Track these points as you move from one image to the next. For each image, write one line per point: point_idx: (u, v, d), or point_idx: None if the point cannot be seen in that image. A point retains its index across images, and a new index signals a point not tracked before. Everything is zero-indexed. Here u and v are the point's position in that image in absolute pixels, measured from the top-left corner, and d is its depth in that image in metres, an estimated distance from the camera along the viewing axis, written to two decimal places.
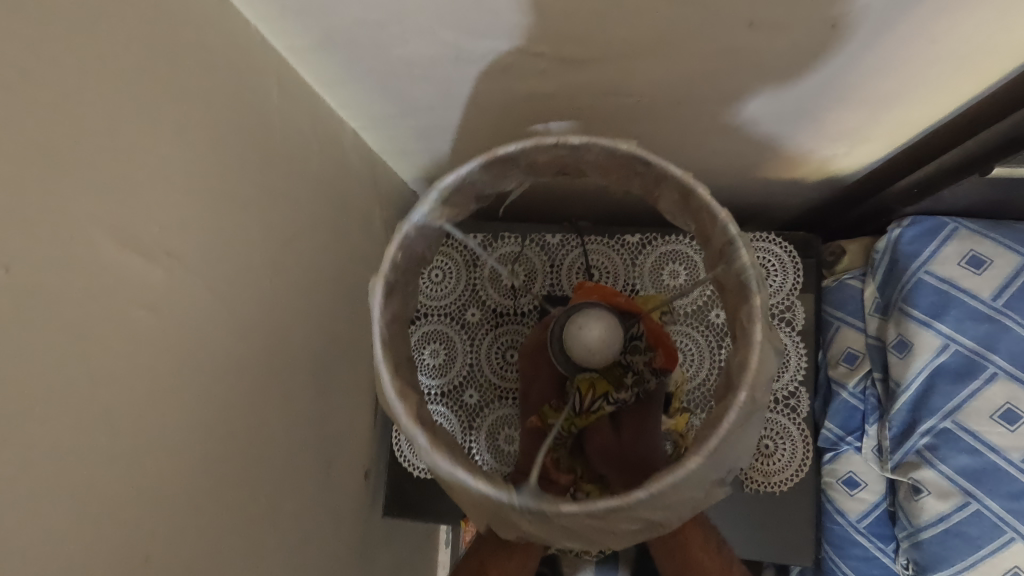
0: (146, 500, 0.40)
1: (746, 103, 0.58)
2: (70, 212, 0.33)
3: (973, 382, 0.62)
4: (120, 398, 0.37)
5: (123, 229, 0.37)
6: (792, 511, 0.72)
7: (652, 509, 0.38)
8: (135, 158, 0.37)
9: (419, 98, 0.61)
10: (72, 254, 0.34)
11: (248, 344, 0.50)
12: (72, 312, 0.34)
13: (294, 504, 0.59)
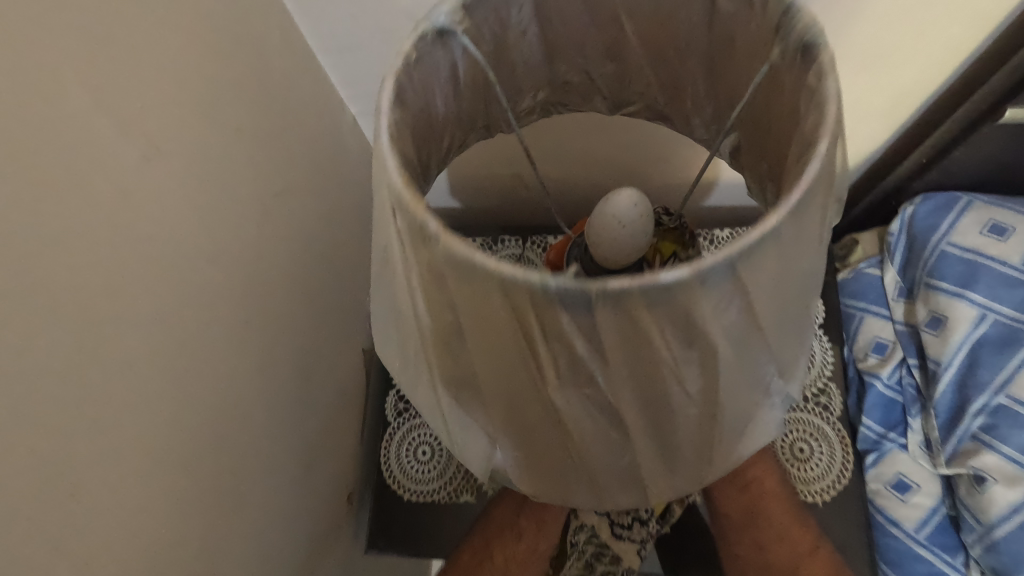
0: (80, 422, 0.32)
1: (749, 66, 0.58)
2: (36, 48, 0.30)
3: (1021, 351, 0.57)
4: (69, 287, 0.32)
5: (97, 98, 0.33)
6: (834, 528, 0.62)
7: (724, 295, 0.24)
8: (120, 32, 0.35)
9: None
10: (31, 97, 0.30)
11: (224, 282, 0.44)
12: (23, 159, 0.29)
13: (261, 497, 0.50)
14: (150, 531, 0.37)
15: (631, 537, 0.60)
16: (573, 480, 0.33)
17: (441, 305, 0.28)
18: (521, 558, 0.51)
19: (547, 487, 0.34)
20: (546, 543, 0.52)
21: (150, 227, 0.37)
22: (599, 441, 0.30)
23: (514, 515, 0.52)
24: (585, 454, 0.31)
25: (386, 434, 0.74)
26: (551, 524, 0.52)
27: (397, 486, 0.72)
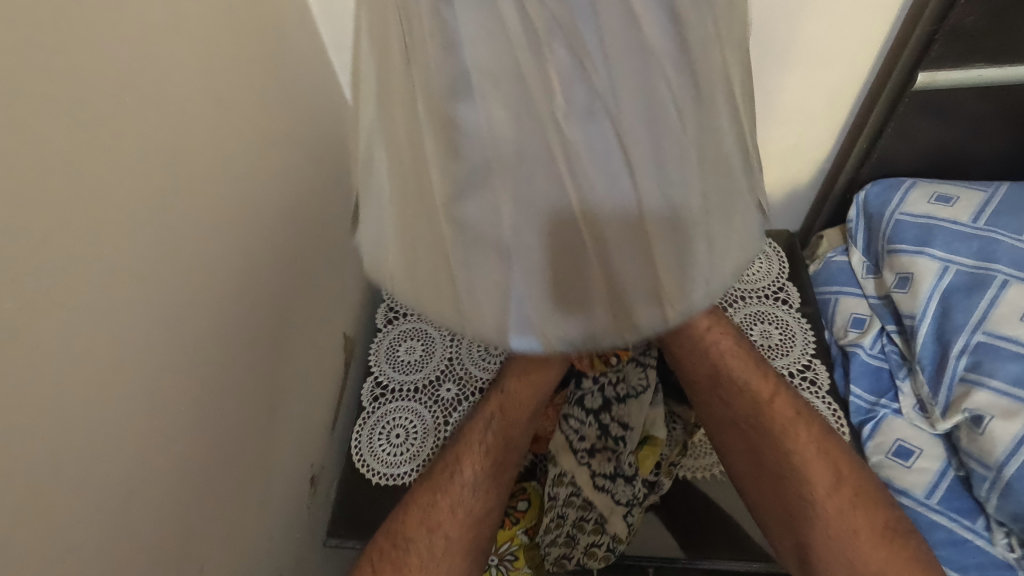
0: (95, 202, 0.33)
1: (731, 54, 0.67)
2: None
3: (987, 293, 0.59)
4: (114, 82, 0.35)
5: None
6: None
7: None
8: None
9: None
10: None
11: (230, 167, 0.47)
12: None
13: (234, 404, 0.47)
14: (130, 354, 0.36)
15: (616, 498, 0.56)
16: (636, 302, 0.22)
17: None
18: (491, 473, 0.49)
19: (605, 327, 0.22)
20: (514, 456, 0.50)
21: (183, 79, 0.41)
22: (652, 210, 0.21)
23: (483, 429, 0.50)
24: (629, 244, 0.21)
25: (360, 418, 0.71)
26: (518, 438, 0.50)
27: (368, 470, 0.67)
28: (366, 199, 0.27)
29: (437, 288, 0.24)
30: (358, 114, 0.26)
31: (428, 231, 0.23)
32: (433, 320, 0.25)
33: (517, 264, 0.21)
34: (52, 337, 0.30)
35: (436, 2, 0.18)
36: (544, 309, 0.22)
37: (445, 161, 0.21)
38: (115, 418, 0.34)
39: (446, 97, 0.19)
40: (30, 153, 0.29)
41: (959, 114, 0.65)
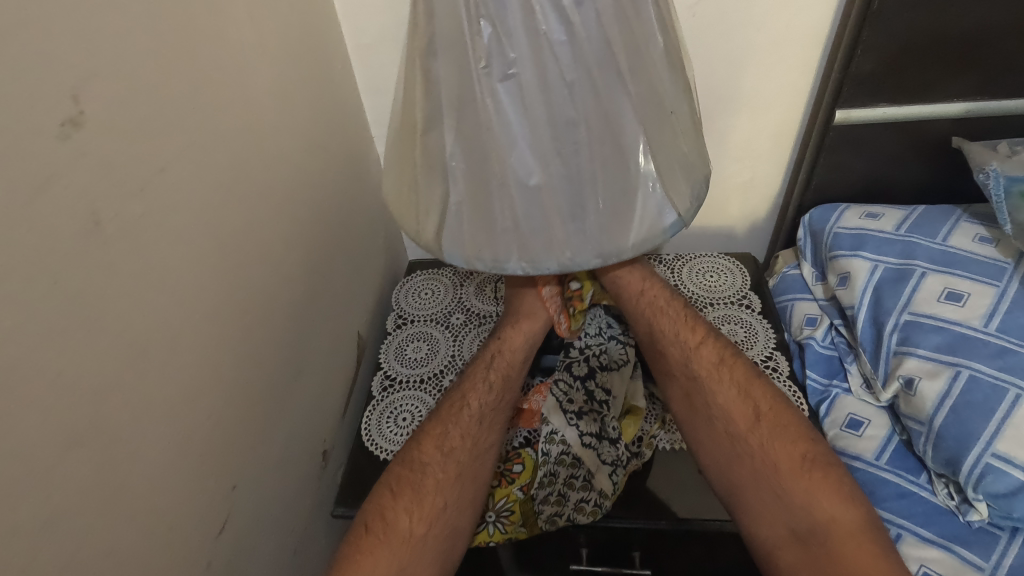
0: (183, 147, 0.46)
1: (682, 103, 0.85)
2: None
3: (911, 282, 0.69)
4: (206, 73, 0.49)
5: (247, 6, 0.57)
6: None
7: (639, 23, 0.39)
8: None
9: None
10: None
11: (276, 159, 0.61)
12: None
13: (261, 343, 0.58)
14: (189, 263, 0.47)
15: (602, 458, 0.63)
16: (521, 245, 0.42)
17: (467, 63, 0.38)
18: (493, 406, 0.60)
19: (505, 255, 0.42)
20: (510, 394, 0.62)
21: (248, 86, 0.56)
22: (532, 194, 0.40)
23: (486, 372, 0.62)
24: (525, 207, 0.40)
25: (370, 406, 0.78)
26: (513, 378, 0.62)
27: (376, 448, 0.73)
28: (397, 176, 0.47)
29: (425, 221, 0.44)
30: (398, 137, 0.48)
31: (430, 183, 0.43)
32: (428, 247, 0.45)
33: (466, 212, 0.42)
34: (135, 230, 0.41)
35: (439, 83, 0.40)
36: (471, 237, 0.43)
37: (434, 158, 0.42)
38: (164, 309, 0.44)
39: (435, 133, 0.41)
40: (151, 100, 0.43)
41: (873, 147, 0.80)
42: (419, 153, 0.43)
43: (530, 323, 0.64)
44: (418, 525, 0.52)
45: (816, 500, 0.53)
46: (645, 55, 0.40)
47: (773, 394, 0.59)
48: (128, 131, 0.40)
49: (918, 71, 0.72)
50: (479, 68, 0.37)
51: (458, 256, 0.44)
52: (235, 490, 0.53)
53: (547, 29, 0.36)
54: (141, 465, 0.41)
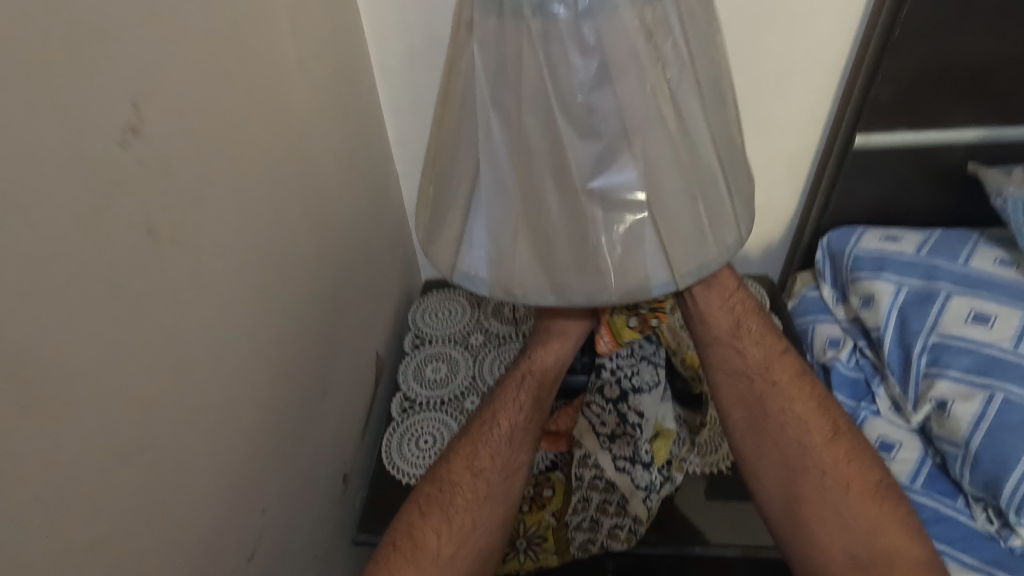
0: (229, 160, 0.46)
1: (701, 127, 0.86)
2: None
3: (936, 304, 0.70)
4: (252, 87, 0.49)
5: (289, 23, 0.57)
6: None
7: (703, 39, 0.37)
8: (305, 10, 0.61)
9: None
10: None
11: (309, 174, 0.61)
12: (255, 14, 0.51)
13: (292, 360, 0.56)
14: (231, 278, 0.46)
15: (636, 481, 0.62)
16: (714, 237, 0.38)
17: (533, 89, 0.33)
18: (524, 426, 0.58)
19: (707, 255, 0.38)
20: (541, 413, 0.59)
21: (288, 101, 0.56)
22: (711, 187, 0.38)
23: (516, 391, 0.60)
24: (708, 196, 0.38)
25: (390, 428, 0.76)
26: (545, 398, 0.60)
27: (397, 471, 0.71)
28: (531, 240, 0.36)
29: (622, 267, 0.36)
30: (515, 201, 0.36)
31: (614, 221, 0.35)
32: (624, 293, 0.36)
33: (659, 237, 0.36)
34: (184, 242, 0.40)
35: (620, 106, 0.33)
36: (680, 251, 0.36)
37: (620, 197, 0.34)
38: (207, 323, 0.43)
39: (616, 162, 0.34)
40: (203, 112, 0.42)
41: (889, 171, 0.82)
42: (592, 196, 0.34)
43: (561, 341, 0.61)
44: (447, 545, 0.51)
45: (882, 526, 0.52)
46: (710, 76, 0.38)
47: (846, 418, 0.58)
48: (181, 141, 0.40)
49: (934, 98, 0.74)
50: (658, 71, 0.34)
51: (670, 284, 0.36)
52: (265, 514, 0.50)
53: (626, 52, 0.32)
54: (178, 484, 0.40)
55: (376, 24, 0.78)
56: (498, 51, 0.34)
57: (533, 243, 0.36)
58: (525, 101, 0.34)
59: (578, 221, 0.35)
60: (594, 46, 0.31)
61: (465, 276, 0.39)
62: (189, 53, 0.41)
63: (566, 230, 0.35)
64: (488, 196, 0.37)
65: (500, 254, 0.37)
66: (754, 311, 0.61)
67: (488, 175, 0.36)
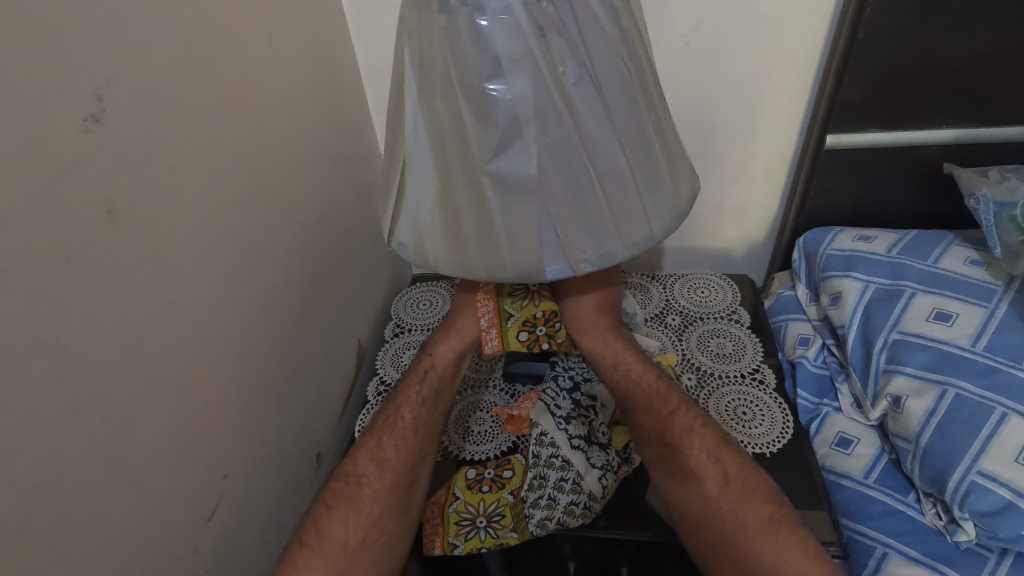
0: (197, 149, 0.50)
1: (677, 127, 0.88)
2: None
3: (900, 302, 0.70)
4: (222, 85, 0.54)
5: (266, 30, 0.62)
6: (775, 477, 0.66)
7: (616, 50, 0.44)
8: (284, 16, 0.66)
9: None
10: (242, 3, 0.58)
11: (286, 168, 0.65)
12: (230, 20, 0.55)
13: (262, 338, 0.60)
14: (196, 258, 0.50)
15: (592, 462, 0.65)
16: (617, 231, 0.48)
17: (443, 100, 0.44)
18: (426, 417, 0.62)
19: (610, 246, 0.47)
20: (441, 406, 0.64)
21: (264, 98, 0.61)
22: (610, 180, 0.46)
23: (418, 385, 0.64)
24: (612, 194, 0.47)
25: (365, 409, 0.79)
26: (445, 389, 0.65)
27: None
28: (442, 212, 0.49)
29: (523, 253, 0.47)
30: (435, 171, 0.48)
31: (509, 203, 0.45)
32: (522, 273, 0.47)
33: (558, 221, 0.46)
34: (147, 223, 0.44)
35: (510, 95, 0.41)
36: (577, 241, 0.47)
37: (513, 179, 0.44)
38: (170, 296, 0.47)
39: (515, 144, 0.43)
40: (169, 107, 0.47)
41: (865, 170, 0.82)
42: (490, 177, 0.44)
43: (455, 340, 0.67)
44: (354, 533, 0.53)
45: (782, 563, 0.50)
46: (626, 78, 0.45)
47: (741, 457, 0.57)
48: (146, 132, 0.44)
49: (904, 98, 0.74)
50: (555, 72, 0.42)
51: (568, 268, 0.47)
52: (225, 480, 0.54)
53: (524, 60, 0.41)
54: (136, 441, 0.44)
55: (361, 30, 0.82)
56: (420, 49, 0.44)
57: (443, 220, 0.49)
58: (436, 90, 0.44)
59: (484, 206, 0.46)
60: (494, 57, 0.41)
61: (398, 243, 0.53)
62: (155, 53, 0.45)
63: (473, 214, 0.47)
64: (416, 167, 0.49)
65: (418, 226, 0.51)
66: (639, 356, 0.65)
67: (417, 152, 0.48)
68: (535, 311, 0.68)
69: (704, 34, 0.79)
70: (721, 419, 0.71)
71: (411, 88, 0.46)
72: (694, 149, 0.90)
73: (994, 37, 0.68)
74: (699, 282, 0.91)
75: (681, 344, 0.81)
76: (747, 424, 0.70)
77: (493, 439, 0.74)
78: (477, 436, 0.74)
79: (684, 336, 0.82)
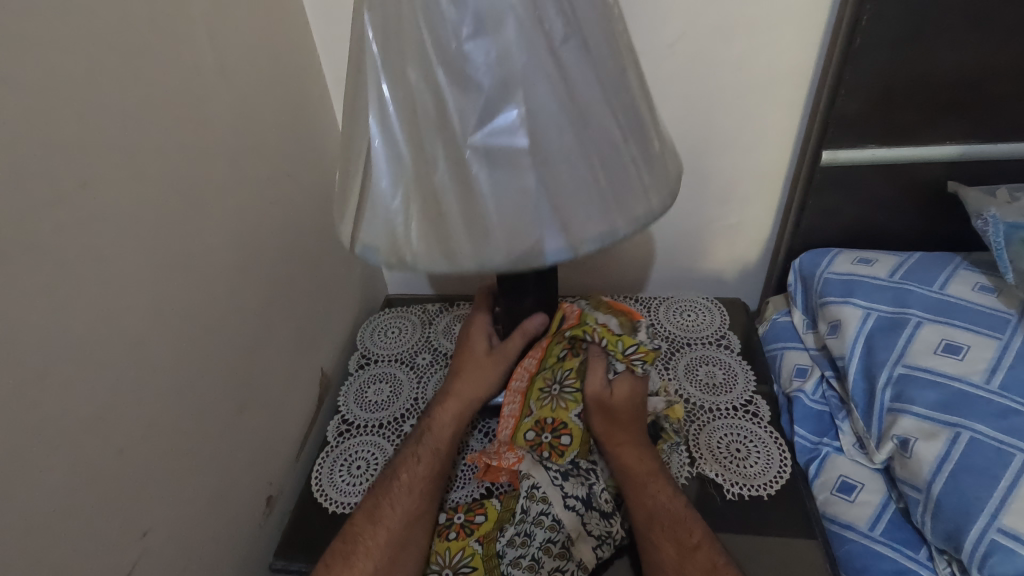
0: (110, 162, 0.44)
1: (664, 141, 0.83)
2: None
3: (905, 332, 0.64)
4: (148, 93, 0.48)
5: (210, 34, 0.57)
6: (773, 522, 0.60)
7: (601, 17, 0.40)
8: (234, 21, 0.61)
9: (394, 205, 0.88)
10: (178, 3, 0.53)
11: (233, 183, 0.60)
12: (161, 21, 0.50)
13: (198, 371, 0.54)
14: (108, 285, 0.44)
15: (588, 528, 0.58)
16: (625, 210, 0.40)
17: (415, 59, 0.37)
18: (423, 477, 0.62)
19: (618, 224, 0.39)
20: (442, 465, 0.63)
21: (205, 107, 0.56)
22: (611, 156, 0.39)
23: (413, 448, 0.64)
24: (614, 170, 0.39)
25: (324, 451, 0.73)
26: (444, 452, 0.64)
27: (324, 498, 0.67)
28: (413, 202, 0.39)
29: (518, 235, 0.38)
30: (399, 158, 0.39)
31: (496, 177, 0.37)
32: (516, 258, 0.38)
33: (557, 194, 0.37)
34: (39, 246, 0.39)
35: (495, 56, 0.35)
36: (580, 219, 0.38)
37: (503, 146, 0.36)
38: (70, 329, 0.41)
39: (504, 110, 0.36)
40: (72, 116, 0.41)
41: (863, 189, 0.77)
42: (475, 144, 0.36)
43: (454, 402, 0.67)
44: None
45: None
46: (614, 50, 0.41)
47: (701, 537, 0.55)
48: (39, 144, 0.39)
49: (904, 113, 0.69)
50: (546, 19, 0.36)
51: (568, 251, 0.38)
52: (146, 537, 0.48)
53: (507, 12, 0.34)
54: (21, 500, 0.38)
55: (328, 36, 0.78)
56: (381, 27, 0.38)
57: (419, 213, 0.39)
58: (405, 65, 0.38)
59: (465, 181, 0.37)
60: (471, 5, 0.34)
61: (361, 249, 0.42)
62: (51, 53, 0.40)
63: (454, 195, 0.38)
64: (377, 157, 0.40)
65: (387, 232, 0.41)
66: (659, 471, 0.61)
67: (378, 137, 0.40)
68: (547, 414, 0.62)
69: (689, 46, 0.74)
70: (712, 456, 0.65)
71: (370, 76, 0.39)
72: (682, 166, 0.85)
73: (998, 50, 0.63)
74: (686, 306, 0.86)
75: (667, 372, 0.75)
76: (741, 463, 0.65)
77: (466, 484, 0.67)
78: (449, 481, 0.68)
79: (670, 363, 0.76)
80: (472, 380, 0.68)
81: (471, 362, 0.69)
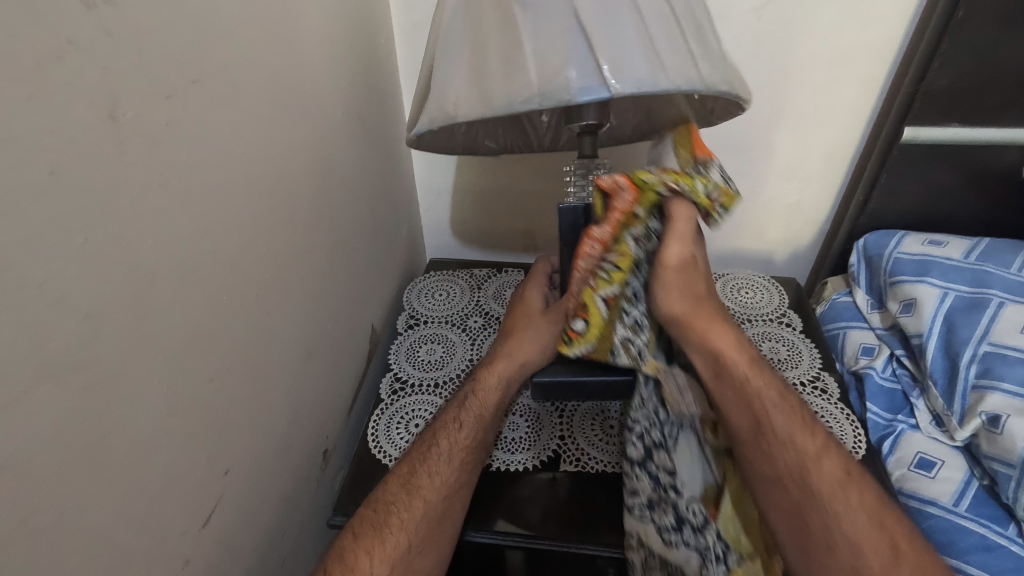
0: (217, 67, 0.41)
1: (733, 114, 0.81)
2: None
3: (987, 311, 0.64)
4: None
5: None
6: None
7: None
8: None
9: (435, 214, 1.00)
10: None
11: (314, 114, 0.57)
12: None
13: (277, 306, 0.51)
14: (211, 199, 0.41)
15: None
16: (661, 64, 0.42)
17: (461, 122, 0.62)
18: (464, 447, 0.56)
19: (655, 75, 0.41)
20: (482, 435, 0.58)
21: (294, 28, 0.52)
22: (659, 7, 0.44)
23: (457, 412, 0.59)
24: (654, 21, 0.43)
25: (377, 409, 0.70)
26: (488, 420, 0.59)
27: (382, 454, 0.64)
28: (471, 59, 0.46)
29: (551, 71, 0.41)
30: (467, 27, 0.47)
31: (537, 21, 0.42)
32: (545, 92, 0.41)
33: (589, 37, 0.41)
34: (158, 141, 0.35)
35: None
36: (612, 55, 0.40)
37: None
38: (178, 239, 0.38)
39: None
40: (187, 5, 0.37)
41: (934, 175, 0.76)
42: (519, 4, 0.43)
43: (504, 363, 0.62)
44: (380, 567, 0.47)
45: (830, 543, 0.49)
46: None
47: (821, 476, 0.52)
48: (161, 25, 0.35)
49: (995, 89, 0.68)
50: None
51: (602, 89, 0.40)
52: (228, 475, 0.44)
53: None
54: (130, 419, 0.34)
55: None
56: None
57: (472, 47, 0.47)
58: None
59: (511, 31, 0.43)
60: None
61: (420, 127, 0.50)
62: None
63: (500, 52, 0.44)
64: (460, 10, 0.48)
65: (445, 83, 0.48)
66: (794, 415, 0.54)
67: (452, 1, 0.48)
68: None
69: (773, 15, 0.72)
70: None
71: None
72: (748, 141, 0.84)
73: None
74: (742, 282, 0.87)
75: None
76: None
77: (531, 446, 0.65)
78: (510, 444, 0.65)
79: None
80: (521, 340, 0.63)
81: (524, 316, 0.67)
